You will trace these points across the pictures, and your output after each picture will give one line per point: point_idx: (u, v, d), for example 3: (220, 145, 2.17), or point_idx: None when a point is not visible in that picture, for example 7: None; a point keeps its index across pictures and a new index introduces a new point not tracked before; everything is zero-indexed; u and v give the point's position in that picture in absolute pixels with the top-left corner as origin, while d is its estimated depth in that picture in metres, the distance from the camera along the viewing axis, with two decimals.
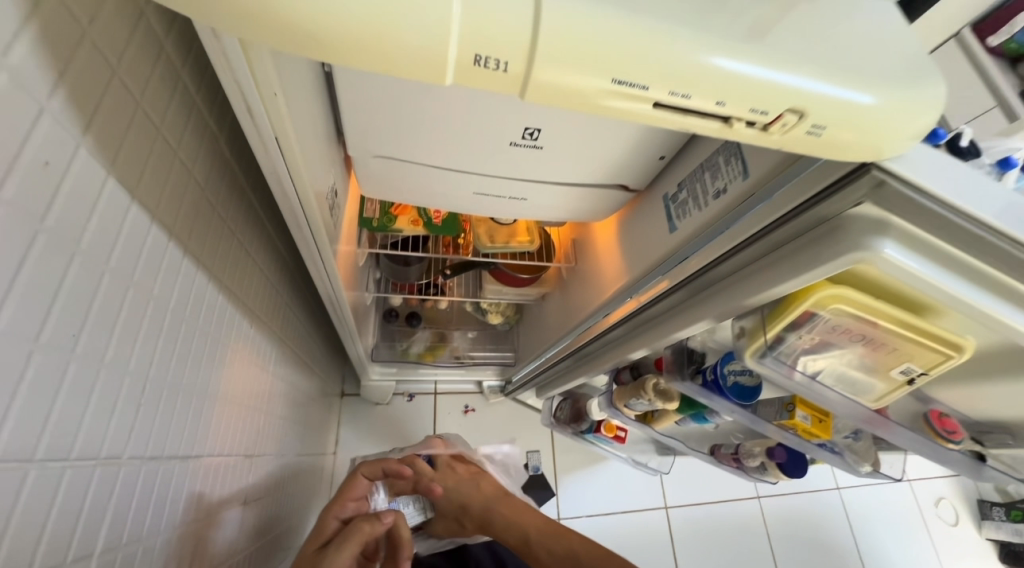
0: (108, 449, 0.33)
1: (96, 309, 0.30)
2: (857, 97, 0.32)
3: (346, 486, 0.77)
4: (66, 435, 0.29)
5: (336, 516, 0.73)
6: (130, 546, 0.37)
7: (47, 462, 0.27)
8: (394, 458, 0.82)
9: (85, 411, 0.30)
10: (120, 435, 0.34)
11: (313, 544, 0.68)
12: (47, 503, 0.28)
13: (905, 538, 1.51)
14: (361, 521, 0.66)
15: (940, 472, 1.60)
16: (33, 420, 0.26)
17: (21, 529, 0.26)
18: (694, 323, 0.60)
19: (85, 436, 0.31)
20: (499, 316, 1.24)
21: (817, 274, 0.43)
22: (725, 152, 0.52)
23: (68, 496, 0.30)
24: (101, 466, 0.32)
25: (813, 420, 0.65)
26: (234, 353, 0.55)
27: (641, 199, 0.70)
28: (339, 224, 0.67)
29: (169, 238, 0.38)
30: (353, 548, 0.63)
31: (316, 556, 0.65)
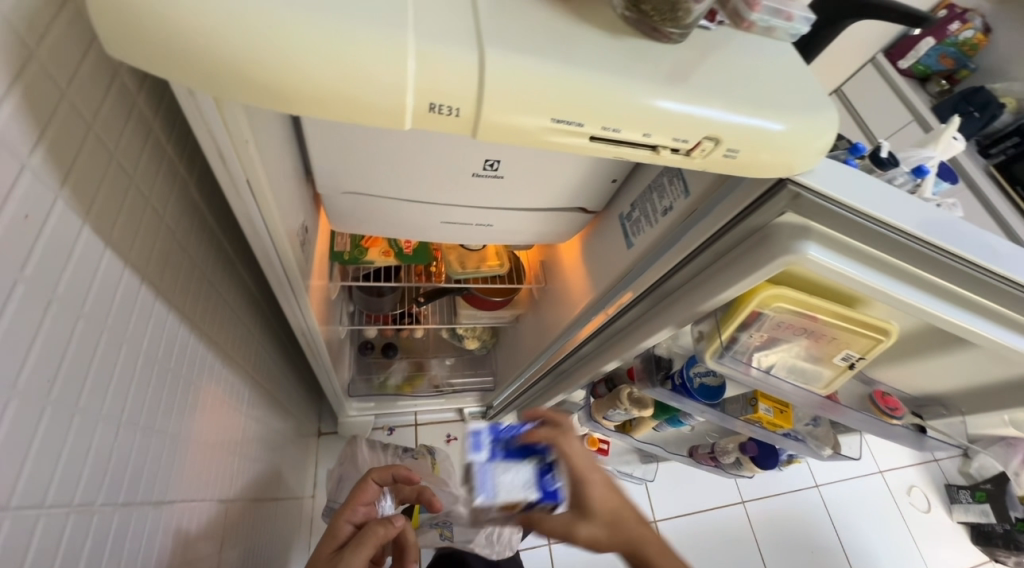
0: (81, 495, 0.33)
1: (71, 354, 0.31)
2: (764, 123, 0.37)
3: (357, 490, 0.75)
4: (40, 482, 0.29)
5: (348, 521, 0.70)
6: None
7: (20, 510, 0.28)
8: (403, 466, 0.81)
9: (59, 457, 0.30)
10: (94, 480, 0.34)
11: (325, 548, 0.65)
12: (19, 553, 0.28)
13: (883, 529, 1.57)
14: (375, 524, 0.63)
15: (908, 460, 1.68)
16: (8, 467, 0.27)
17: None
18: (658, 332, 0.64)
19: (60, 481, 0.31)
20: (475, 340, 1.26)
21: (756, 276, 0.47)
22: (668, 174, 0.57)
23: (40, 545, 0.29)
24: (73, 513, 0.32)
25: (775, 412, 0.70)
26: (206, 394, 0.54)
27: (599, 220, 0.75)
28: (310, 259, 0.68)
29: (142, 281, 0.39)
30: (367, 552, 0.60)
31: (330, 559, 0.62)
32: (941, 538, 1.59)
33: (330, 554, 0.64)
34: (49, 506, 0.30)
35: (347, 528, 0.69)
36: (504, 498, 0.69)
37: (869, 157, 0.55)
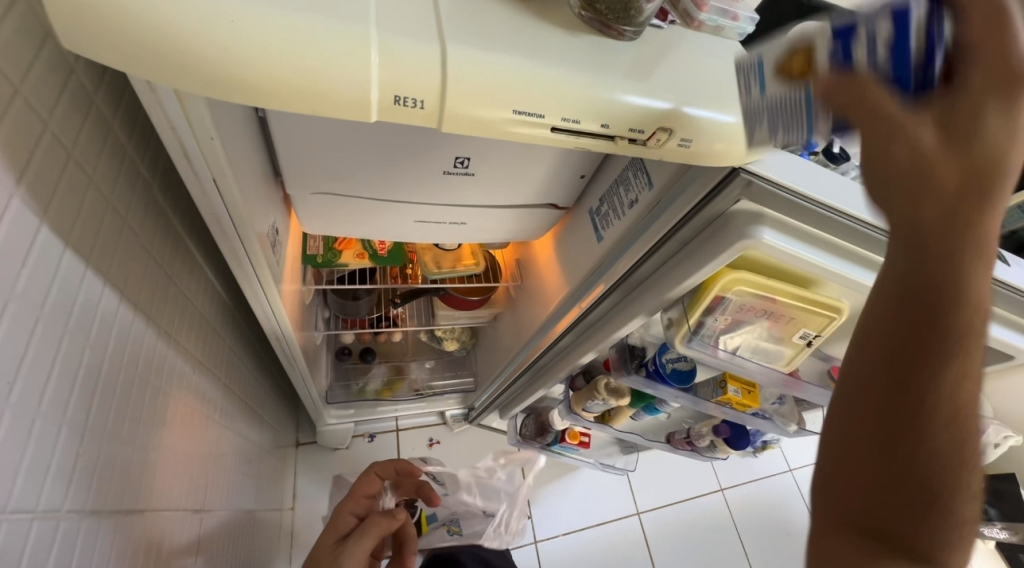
0: (45, 500, 0.32)
1: (31, 358, 0.31)
2: (716, 114, 0.40)
3: (361, 482, 0.75)
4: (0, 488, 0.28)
5: (350, 512, 0.71)
6: None
7: None
8: (407, 459, 0.81)
9: (20, 463, 0.30)
10: (59, 486, 0.33)
11: (328, 538, 0.66)
12: None
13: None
14: (378, 516, 0.66)
15: None
16: None
17: None
18: (630, 321, 0.66)
19: (22, 485, 0.30)
20: (455, 342, 1.26)
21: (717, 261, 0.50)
22: (633, 168, 0.59)
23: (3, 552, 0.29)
24: (38, 519, 0.31)
25: (744, 392, 0.73)
26: (177, 402, 0.53)
27: (571, 216, 0.77)
28: (282, 262, 0.67)
29: (106, 285, 0.39)
30: (370, 543, 0.63)
31: (333, 552, 0.63)
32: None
33: (333, 546, 0.65)
34: (11, 512, 0.29)
35: (351, 520, 0.70)
36: (781, 61, 0.34)
37: (822, 153, 0.59)
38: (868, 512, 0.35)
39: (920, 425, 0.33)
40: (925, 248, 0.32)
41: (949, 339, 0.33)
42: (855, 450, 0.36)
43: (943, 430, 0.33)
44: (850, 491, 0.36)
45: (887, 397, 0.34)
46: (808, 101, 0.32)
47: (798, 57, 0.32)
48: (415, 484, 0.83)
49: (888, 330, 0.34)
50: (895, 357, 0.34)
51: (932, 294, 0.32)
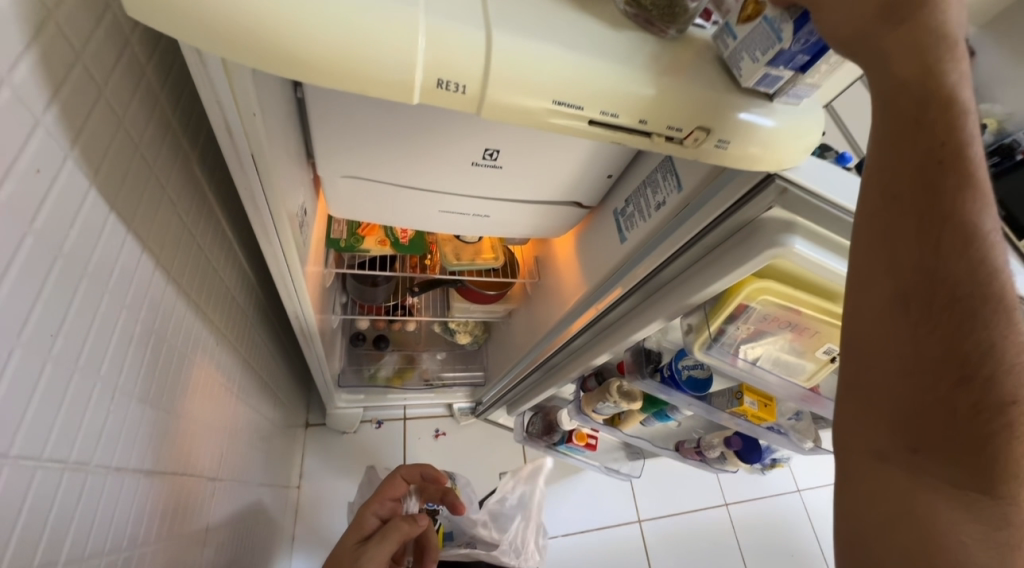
0: (77, 454, 0.33)
1: (72, 314, 0.32)
2: (757, 118, 0.39)
3: (386, 484, 0.74)
4: (39, 435, 0.29)
5: (375, 513, 0.70)
6: (93, 559, 0.36)
7: (20, 460, 0.28)
8: (433, 466, 0.80)
9: (59, 413, 0.31)
10: (90, 441, 0.35)
11: (351, 537, 0.66)
12: (18, 500, 0.28)
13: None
14: (400, 520, 0.65)
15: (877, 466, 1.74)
16: (11, 416, 0.27)
17: None
18: (649, 324, 0.66)
19: (58, 436, 0.31)
20: (467, 335, 1.26)
21: (744, 269, 0.49)
22: (663, 170, 0.58)
23: (39, 497, 0.30)
24: (70, 470, 0.33)
25: (759, 405, 0.71)
26: (198, 373, 0.54)
27: (594, 215, 0.77)
28: (308, 243, 0.68)
29: (143, 250, 0.40)
30: (390, 547, 0.63)
31: (356, 552, 0.63)
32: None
33: (354, 547, 0.65)
34: (47, 460, 0.30)
35: (374, 521, 0.69)
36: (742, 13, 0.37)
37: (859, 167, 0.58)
38: (904, 432, 0.37)
39: (937, 342, 0.35)
40: (901, 186, 0.35)
41: (953, 245, 0.34)
42: (878, 375, 0.37)
43: (957, 340, 0.35)
44: (878, 417, 0.38)
45: (901, 314, 0.36)
46: (768, 21, 0.35)
47: (750, 2, 0.37)
48: (440, 492, 0.81)
49: (891, 252, 0.36)
50: (901, 282, 0.36)
51: (931, 205, 0.35)
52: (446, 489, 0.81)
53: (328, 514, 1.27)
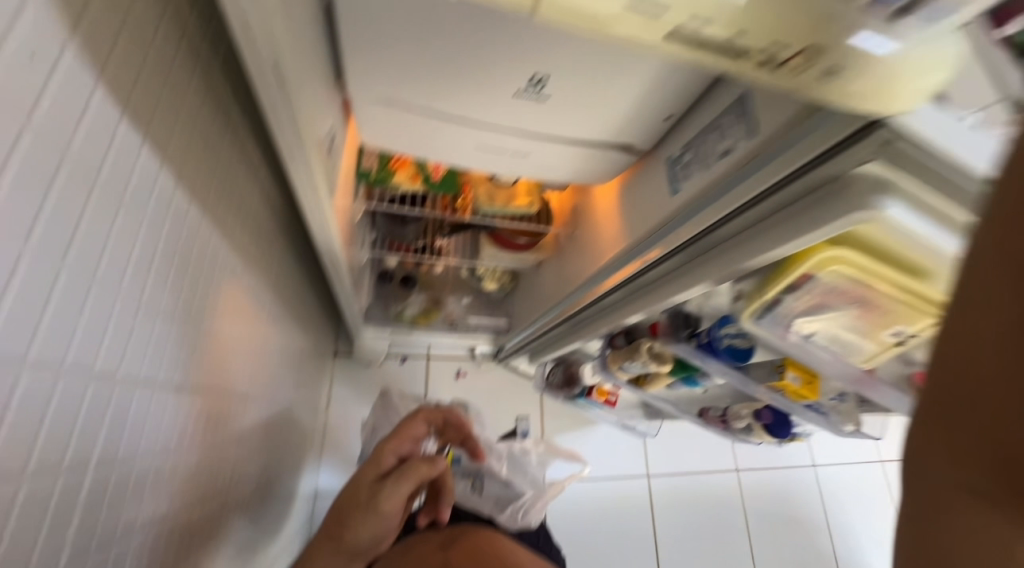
0: (101, 366, 0.33)
1: (87, 221, 0.30)
2: (878, 46, 0.30)
3: (406, 424, 0.75)
4: (59, 343, 0.29)
5: (393, 453, 0.70)
6: (125, 463, 0.38)
7: (40, 367, 0.28)
8: (458, 411, 0.81)
9: (78, 323, 0.30)
10: (115, 355, 0.35)
11: (369, 472, 0.68)
12: (41, 405, 0.28)
13: (861, 511, 1.65)
14: (418, 462, 0.68)
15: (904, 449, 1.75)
16: (27, 322, 0.26)
17: (20, 421, 0.27)
18: (692, 288, 0.60)
19: (79, 347, 0.31)
20: (494, 282, 1.24)
21: (817, 236, 0.43)
22: (734, 112, 0.51)
23: (63, 403, 0.30)
24: (95, 381, 0.33)
25: (803, 382, 0.66)
26: (226, 300, 0.54)
27: (644, 163, 0.69)
28: (337, 172, 0.65)
29: (162, 160, 0.37)
30: (407, 487, 0.66)
31: (373, 489, 0.66)
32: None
33: (370, 485, 0.67)
34: (69, 369, 0.30)
35: (393, 461, 0.70)
36: None
37: None
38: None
39: None
40: None
41: None
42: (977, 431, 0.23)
43: None
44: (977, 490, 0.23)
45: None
46: None
47: None
48: (461, 437, 0.83)
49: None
50: None
51: None
52: (468, 436, 0.82)
53: (352, 438, 1.34)
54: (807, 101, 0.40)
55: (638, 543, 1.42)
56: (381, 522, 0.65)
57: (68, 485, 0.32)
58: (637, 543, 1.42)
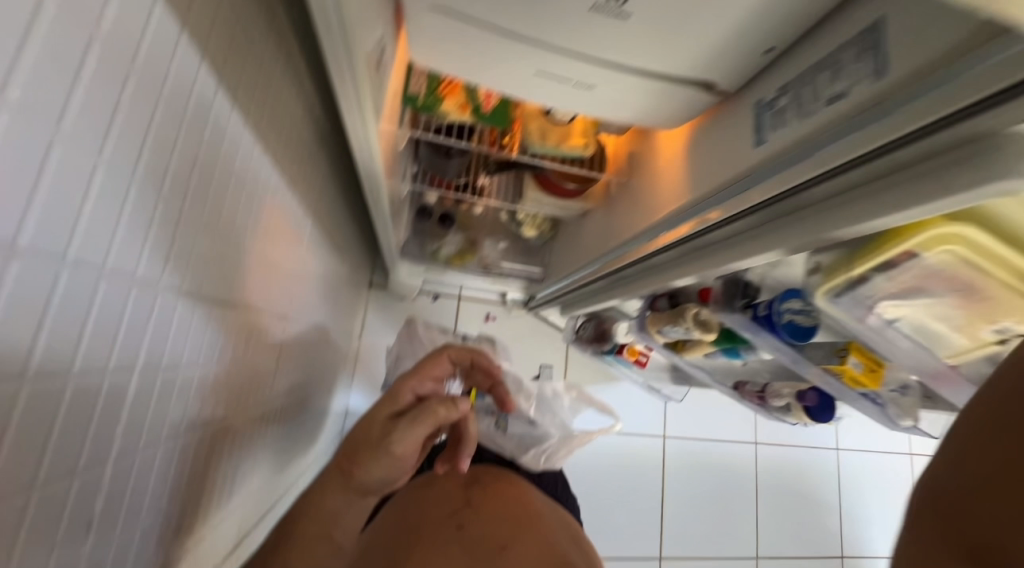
0: (143, 276, 0.35)
1: (121, 114, 0.30)
2: None
3: (430, 361, 0.66)
4: (98, 243, 0.30)
5: (412, 391, 0.62)
6: (170, 368, 0.42)
7: (79, 263, 0.29)
8: (487, 355, 0.70)
9: (118, 225, 0.32)
10: (156, 263, 0.37)
11: (383, 409, 0.61)
12: (85, 300, 0.30)
13: (877, 498, 1.63)
14: (437, 404, 0.59)
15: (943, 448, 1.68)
16: (65, 214, 0.27)
17: (63, 316, 0.29)
18: (759, 254, 0.53)
19: (121, 250, 0.33)
20: (534, 229, 1.19)
21: (927, 210, 0.36)
22: (860, 46, 0.42)
23: (106, 308, 0.32)
24: (137, 287, 0.35)
25: (864, 368, 0.60)
26: (268, 221, 0.55)
27: (725, 106, 0.60)
28: (384, 86, 0.59)
29: (202, 56, 0.37)
30: (423, 430, 0.58)
31: (386, 429, 0.59)
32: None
33: (384, 424, 0.60)
34: (110, 271, 0.32)
35: (410, 399, 0.62)
36: None
37: None
38: None
39: None
40: None
41: None
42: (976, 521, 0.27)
43: None
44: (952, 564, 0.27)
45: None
46: None
47: None
48: (489, 381, 0.72)
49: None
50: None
51: None
52: (497, 381, 0.71)
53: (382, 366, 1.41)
54: (991, 24, 0.30)
55: (644, 497, 1.47)
56: (394, 464, 0.59)
57: (115, 382, 0.35)
58: (643, 497, 1.47)
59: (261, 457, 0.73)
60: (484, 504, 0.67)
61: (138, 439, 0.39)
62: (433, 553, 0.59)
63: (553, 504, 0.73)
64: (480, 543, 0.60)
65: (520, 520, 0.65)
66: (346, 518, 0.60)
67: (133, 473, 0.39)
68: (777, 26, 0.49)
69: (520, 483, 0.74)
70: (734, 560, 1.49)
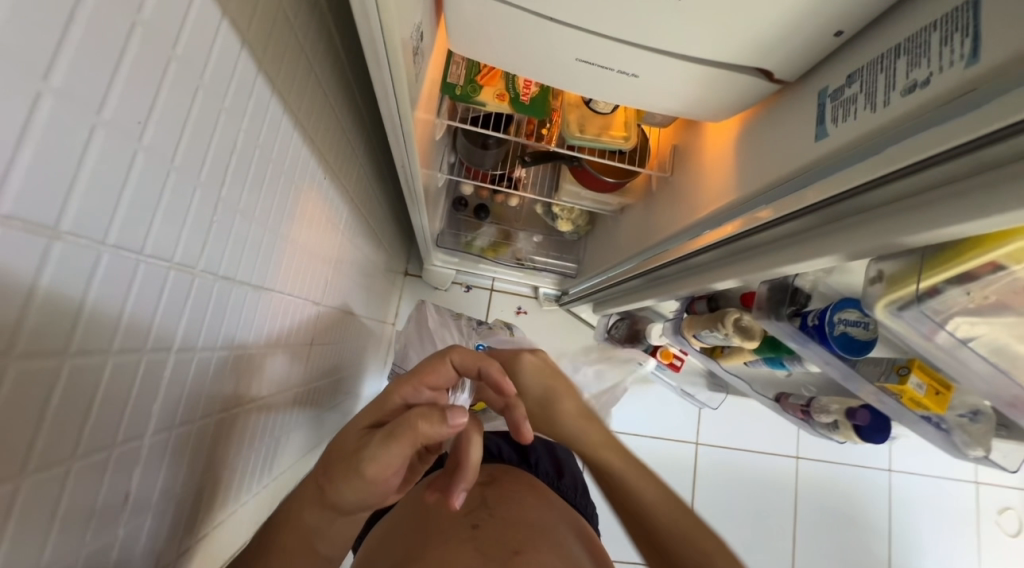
0: (179, 259, 0.37)
1: (161, 104, 0.31)
2: None
3: (429, 365, 0.53)
4: (136, 229, 0.32)
5: (404, 398, 0.51)
6: (206, 349, 0.44)
7: (118, 248, 0.31)
8: (499, 366, 0.52)
9: (156, 211, 0.33)
10: (193, 247, 0.38)
11: (366, 417, 0.51)
12: (124, 284, 0.32)
13: (934, 526, 1.49)
14: (417, 418, 0.44)
15: (1017, 481, 1.51)
16: (107, 201, 0.29)
17: (104, 298, 0.31)
18: (811, 259, 0.49)
19: (158, 235, 0.34)
20: (569, 224, 1.16)
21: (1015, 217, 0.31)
22: (950, 26, 0.36)
23: (144, 289, 0.34)
24: (174, 270, 0.37)
25: (928, 390, 0.55)
26: (304, 208, 0.57)
27: (782, 97, 0.56)
28: (421, 77, 0.58)
29: (242, 44, 0.38)
30: (401, 450, 0.45)
31: (360, 442, 0.48)
32: (998, 559, 1.49)
33: (363, 438, 0.49)
34: (148, 255, 0.34)
35: (398, 409, 0.51)
36: None
37: None
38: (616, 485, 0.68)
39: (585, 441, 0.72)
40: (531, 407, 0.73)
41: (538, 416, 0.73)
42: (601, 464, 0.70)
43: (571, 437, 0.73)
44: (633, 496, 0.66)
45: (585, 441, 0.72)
46: None
47: None
48: (503, 402, 0.54)
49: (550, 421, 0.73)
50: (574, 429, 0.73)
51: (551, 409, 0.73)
52: (511, 402, 0.53)
53: None
54: None
55: None
56: (369, 488, 0.47)
57: (153, 359, 0.37)
58: None
59: (295, 434, 0.76)
60: (500, 506, 0.66)
61: (173, 414, 0.41)
62: (445, 548, 0.58)
63: (569, 516, 0.73)
64: (495, 543, 0.59)
65: (535, 527, 0.64)
66: (329, 533, 0.53)
67: (169, 444, 0.42)
68: (851, 7, 0.44)
69: (537, 492, 0.75)
70: None
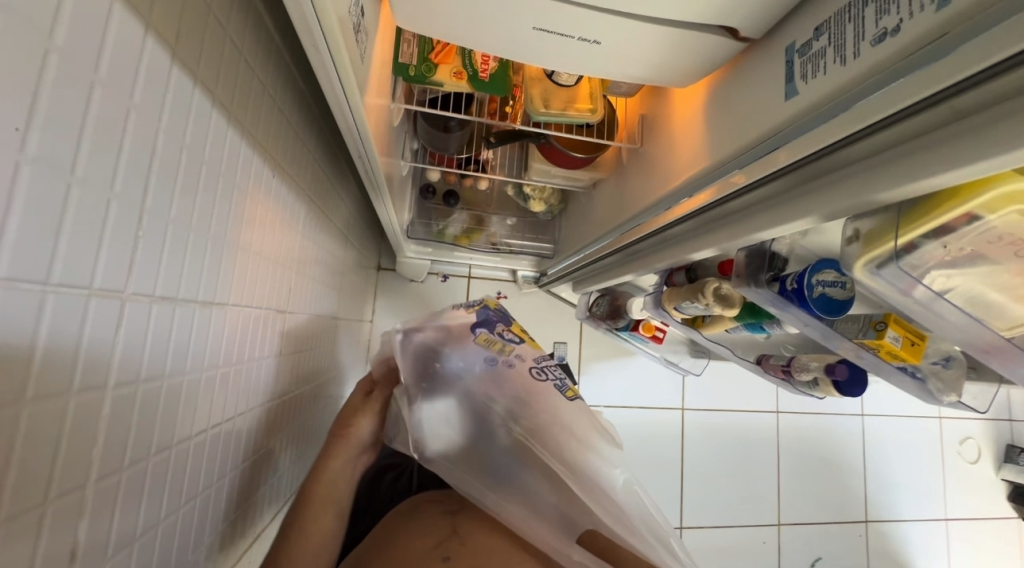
0: (133, 289, 0.33)
1: (94, 121, 0.27)
2: None
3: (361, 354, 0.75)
4: (82, 262, 0.28)
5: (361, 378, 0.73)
6: (174, 378, 0.40)
7: (63, 287, 0.27)
8: None
9: (102, 238, 0.29)
10: (147, 273, 0.34)
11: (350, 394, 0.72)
12: (76, 325, 0.29)
13: (905, 462, 1.59)
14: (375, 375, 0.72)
15: (975, 414, 1.64)
16: (43, 238, 0.25)
17: (52, 349, 0.27)
18: (786, 224, 0.48)
19: (106, 266, 0.30)
20: (542, 204, 1.12)
21: (984, 169, 0.30)
22: None
23: (97, 325, 0.30)
24: (128, 303, 0.33)
25: (904, 343, 0.55)
26: (256, 214, 0.51)
27: (751, 55, 0.54)
28: (367, 58, 0.53)
29: (175, 42, 0.33)
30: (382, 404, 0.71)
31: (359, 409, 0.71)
32: (962, 485, 1.61)
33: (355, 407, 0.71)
34: (97, 290, 0.30)
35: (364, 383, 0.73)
36: None
37: None
38: None
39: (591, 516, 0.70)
40: None
41: None
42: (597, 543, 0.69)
43: None
44: None
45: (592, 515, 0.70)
46: None
47: None
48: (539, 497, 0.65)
49: None
50: None
51: None
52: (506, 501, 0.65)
53: None
54: None
55: (662, 467, 1.47)
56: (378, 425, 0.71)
57: (119, 400, 0.34)
58: (662, 467, 1.47)
59: (281, 448, 0.73)
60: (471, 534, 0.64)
61: (149, 456, 0.38)
62: None
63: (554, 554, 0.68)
64: None
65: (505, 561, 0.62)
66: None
67: (147, 486, 0.39)
68: None
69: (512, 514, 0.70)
70: (756, 527, 1.49)
